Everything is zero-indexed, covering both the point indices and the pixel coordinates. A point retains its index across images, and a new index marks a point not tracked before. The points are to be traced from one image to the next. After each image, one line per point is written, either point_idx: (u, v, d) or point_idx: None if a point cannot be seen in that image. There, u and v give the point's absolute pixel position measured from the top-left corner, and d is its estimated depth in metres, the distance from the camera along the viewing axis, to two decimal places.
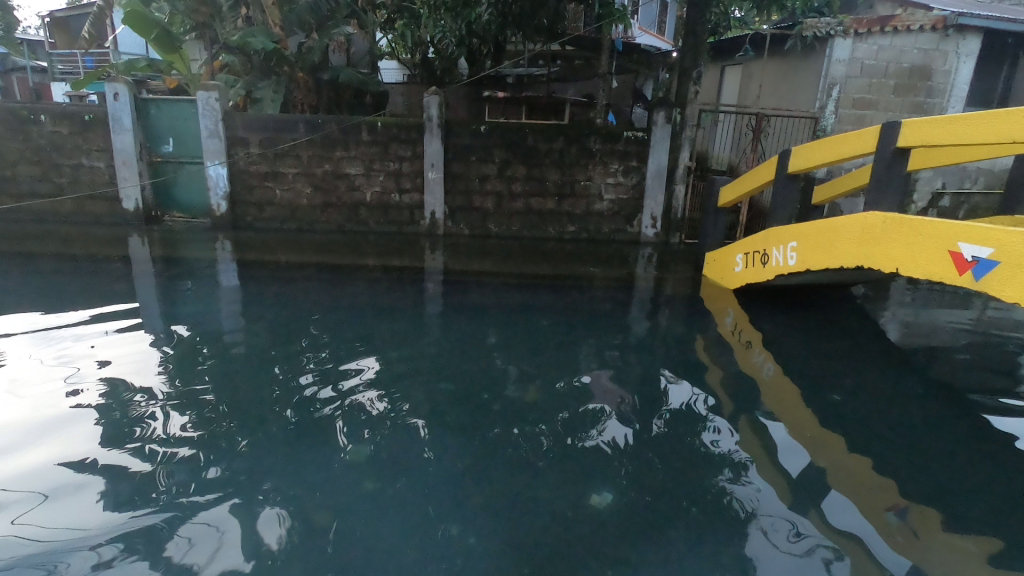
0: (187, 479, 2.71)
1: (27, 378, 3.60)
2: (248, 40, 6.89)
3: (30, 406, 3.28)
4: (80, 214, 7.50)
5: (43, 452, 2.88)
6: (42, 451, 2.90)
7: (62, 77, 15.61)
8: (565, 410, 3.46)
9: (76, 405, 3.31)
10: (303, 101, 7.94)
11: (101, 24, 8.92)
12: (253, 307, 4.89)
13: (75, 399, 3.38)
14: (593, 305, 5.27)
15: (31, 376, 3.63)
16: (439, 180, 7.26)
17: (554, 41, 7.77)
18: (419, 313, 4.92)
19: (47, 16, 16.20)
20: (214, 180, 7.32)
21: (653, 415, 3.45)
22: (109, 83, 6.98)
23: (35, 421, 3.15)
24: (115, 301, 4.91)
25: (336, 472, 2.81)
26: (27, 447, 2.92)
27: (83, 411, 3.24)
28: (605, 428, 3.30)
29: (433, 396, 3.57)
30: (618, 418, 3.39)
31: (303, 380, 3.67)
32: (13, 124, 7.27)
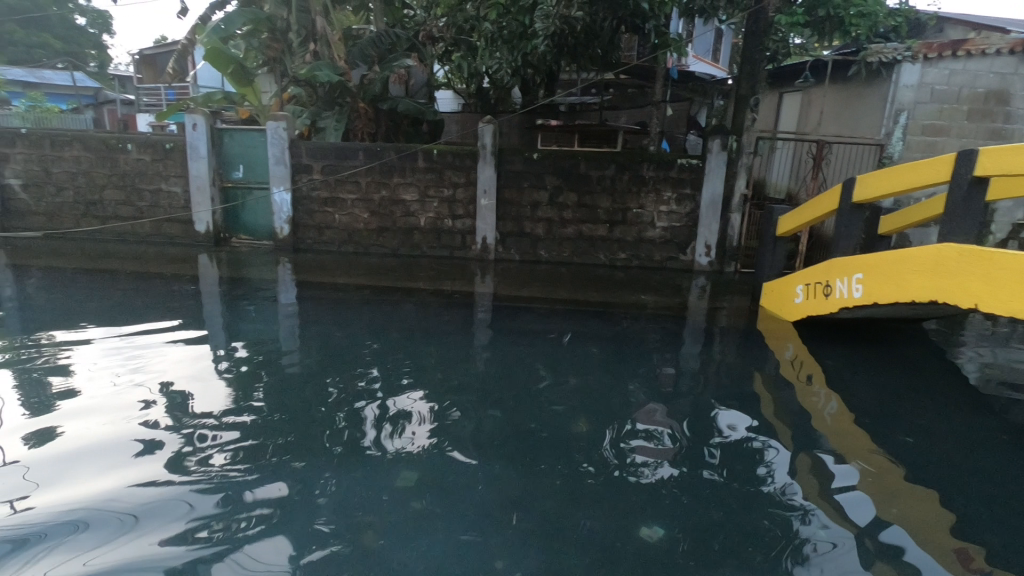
0: (235, 487, 2.83)
1: (95, 393, 3.76)
2: (315, 73, 7.29)
3: (94, 421, 3.42)
4: (158, 235, 8.02)
5: (107, 457, 3.05)
6: (100, 464, 2.99)
7: (147, 109, 16.94)
8: (613, 441, 3.38)
9: (138, 420, 3.43)
10: (363, 130, 8.08)
11: (184, 60, 9.58)
12: (310, 328, 5.06)
13: (136, 415, 3.49)
14: (644, 334, 5.18)
15: (98, 391, 3.80)
16: (491, 207, 7.37)
17: (608, 71, 7.84)
18: (469, 338, 4.96)
19: (134, 54, 17.58)
20: (278, 205, 7.70)
21: (705, 450, 3.31)
22: (188, 115, 7.49)
23: (99, 435, 3.27)
24: (184, 319, 5.18)
25: (385, 495, 2.82)
26: (98, 448, 3.14)
27: (146, 422, 3.40)
28: (656, 462, 3.17)
29: (481, 421, 3.56)
30: (668, 451, 3.27)
31: (355, 400, 3.76)
32: (102, 152, 7.86)
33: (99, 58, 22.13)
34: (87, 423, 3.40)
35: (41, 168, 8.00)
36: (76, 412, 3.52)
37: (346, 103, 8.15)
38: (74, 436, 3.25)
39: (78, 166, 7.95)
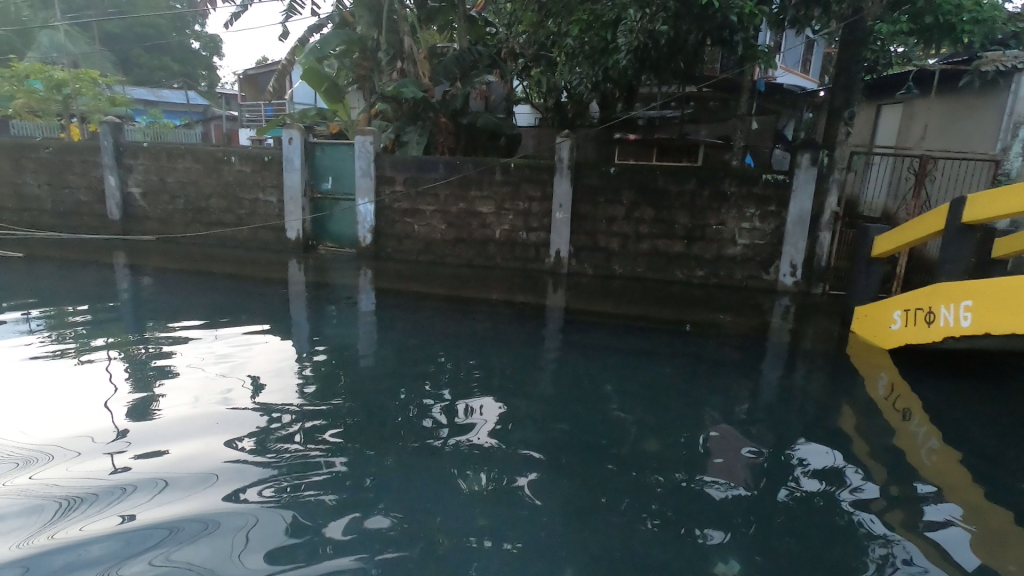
0: (310, 484, 2.96)
1: (193, 386, 4.06)
2: (401, 90, 7.63)
3: (190, 411, 3.68)
4: (254, 241, 8.64)
5: (198, 446, 3.28)
6: (192, 452, 3.21)
7: (248, 124, 18.32)
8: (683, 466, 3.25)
9: (228, 415, 3.65)
10: (444, 144, 8.41)
11: (284, 79, 10.31)
12: (387, 333, 5.25)
13: (227, 410, 3.71)
14: (721, 355, 4.98)
15: (198, 383, 4.11)
16: (566, 220, 7.38)
17: (691, 84, 7.71)
18: (539, 351, 4.97)
19: (240, 74, 19.12)
20: (363, 215, 8.09)
21: (784, 483, 3.10)
22: (286, 130, 8.03)
23: (196, 425, 3.51)
24: (276, 320, 5.53)
25: (453, 501, 2.86)
26: (192, 437, 3.38)
27: (232, 418, 3.59)
28: (733, 495, 2.99)
29: (549, 435, 3.55)
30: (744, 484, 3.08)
31: (427, 407, 3.86)
32: (210, 163, 8.57)
33: (209, 78, 24.22)
34: (182, 413, 3.65)
35: (158, 178, 8.83)
36: (175, 402, 3.81)
37: (428, 118, 8.38)
38: (173, 424, 3.52)
39: (188, 177, 8.70)
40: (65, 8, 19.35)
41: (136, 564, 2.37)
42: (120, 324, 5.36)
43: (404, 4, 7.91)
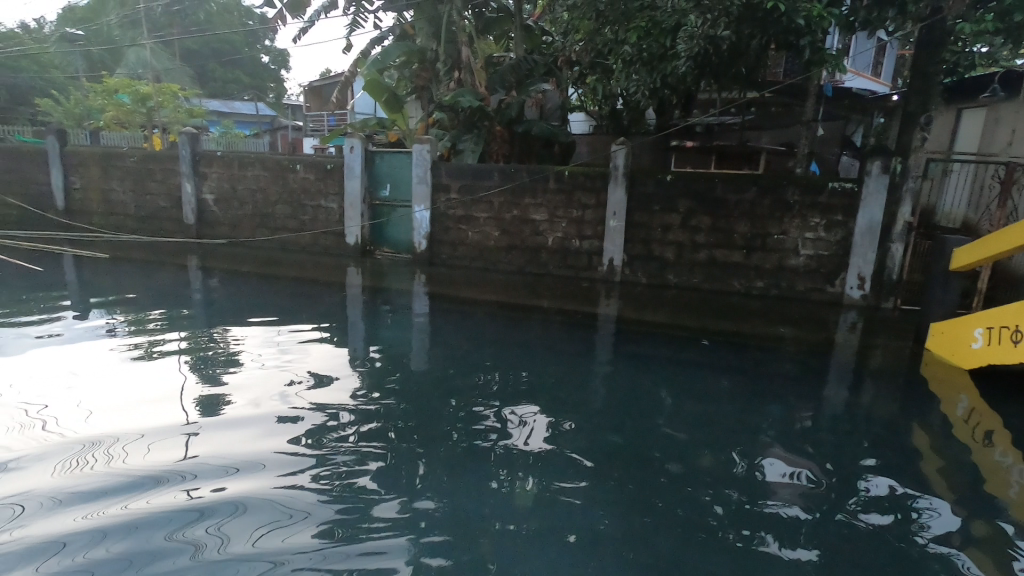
0: (361, 483, 3.05)
1: (256, 383, 4.25)
2: (458, 100, 7.79)
3: (252, 407, 3.87)
4: (316, 246, 9.00)
5: (259, 439, 3.46)
6: (253, 444, 3.39)
7: (312, 133, 19.11)
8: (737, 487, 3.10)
9: (286, 413, 3.80)
10: (498, 152, 8.48)
11: (347, 90, 10.71)
12: (440, 338, 5.34)
13: (286, 409, 3.86)
14: (781, 370, 4.78)
15: (258, 380, 4.30)
16: (620, 228, 7.30)
17: (753, 89, 7.50)
18: (591, 360, 4.93)
19: (306, 86, 20.01)
20: (419, 222, 8.28)
21: (844, 504, 2.96)
22: (348, 139, 8.32)
23: (257, 420, 3.68)
24: (334, 323, 5.72)
25: (498, 510, 2.86)
26: (254, 430, 3.56)
27: (291, 416, 3.75)
28: (791, 522, 2.80)
29: (599, 445, 3.51)
30: (801, 510, 2.89)
31: (476, 413, 3.88)
32: (277, 171, 8.98)
33: (278, 90, 25.44)
34: (245, 408, 3.84)
35: (229, 186, 9.33)
36: (240, 397, 4.00)
37: (483, 126, 8.53)
38: (237, 417, 3.72)
39: (257, 184, 9.16)
40: (151, 28, 20.85)
41: (191, 521, 2.68)
42: (191, 322, 5.67)
43: (462, 16, 8.08)
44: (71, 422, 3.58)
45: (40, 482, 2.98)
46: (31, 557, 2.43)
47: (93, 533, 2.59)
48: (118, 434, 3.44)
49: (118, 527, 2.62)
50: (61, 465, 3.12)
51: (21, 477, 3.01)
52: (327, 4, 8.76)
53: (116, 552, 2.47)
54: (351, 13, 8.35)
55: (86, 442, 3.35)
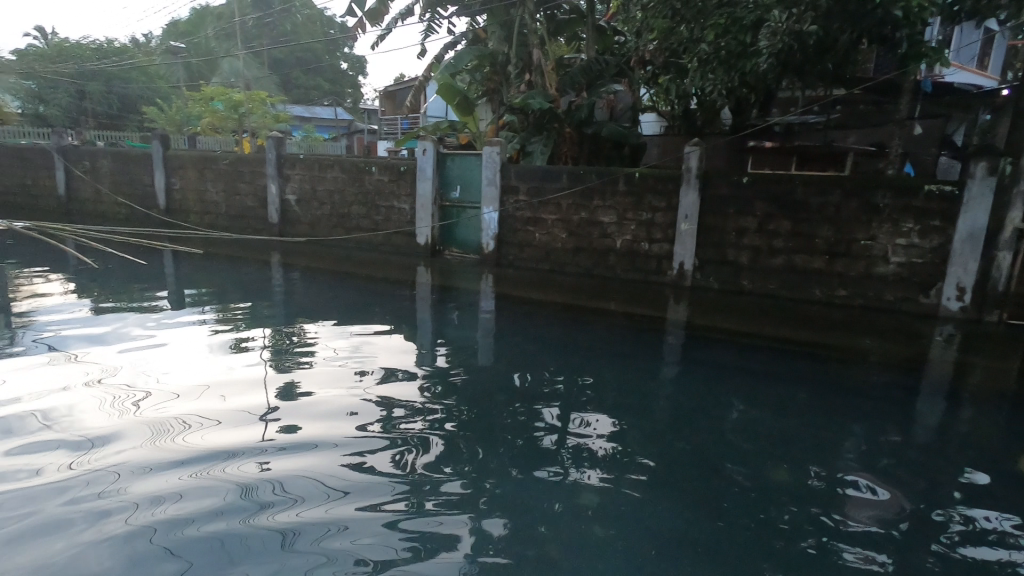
0: (428, 475, 3.14)
1: (332, 375, 4.45)
2: (529, 102, 7.85)
3: (328, 398, 4.05)
4: (389, 245, 9.31)
5: (332, 428, 3.62)
6: (327, 433, 3.57)
7: (386, 136, 19.77)
8: (810, 507, 2.94)
9: (359, 405, 3.96)
10: (566, 153, 8.51)
11: (420, 95, 11.03)
12: (506, 339, 5.40)
13: (359, 401, 4.02)
14: (867, 384, 4.48)
15: (333, 373, 4.50)
16: (692, 231, 7.09)
17: (840, 86, 7.09)
18: (659, 365, 4.83)
19: (381, 91, 20.75)
20: (487, 223, 8.39)
21: (934, 529, 2.77)
22: (421, 142, 8.56)
23: (332, 411, 3.86)
24: (405, 320, 5.90)
25: (561, 513, 2.86)
26: (329, 419, 3.74)
27: (362, 408, 3.89)
28: (875, 552, 2.61)
29: (666, 452, 3.44)
30: (884, 535, 2.72)
31: (539, 415, 3.88)
32: (354, 173, 9.37)
33: (355, 95, 26.51)
34: (321, 399, 4.02)
35: (310, 187, 9.83)
36: (317, 389, 4.20)
37: (553, 128, 8.53)
38: (314, 407, 3.92)
39: (335, 185, 9.59)
40: (243, 39, 22.31)
41: (271, 501, 2.86)
42: (273, 316, 6.01)
43: (534, 19, 8.14)
44: (168, 404, 3.90)
45: (132, 457, 3.25)
46: (134, 524, 2.67)
47: (186, 505, 2.81)
48: (207, 417, 3.71)
49: (202, 500, 2.85)
50: (152, 442, 3.40)
51: (117, 451, 3.31)
52: (404, 11, 9.06)
53: (206, 527, 2.67)
54: (426, 19, 8.59)
55: (180, 422, 3.63)
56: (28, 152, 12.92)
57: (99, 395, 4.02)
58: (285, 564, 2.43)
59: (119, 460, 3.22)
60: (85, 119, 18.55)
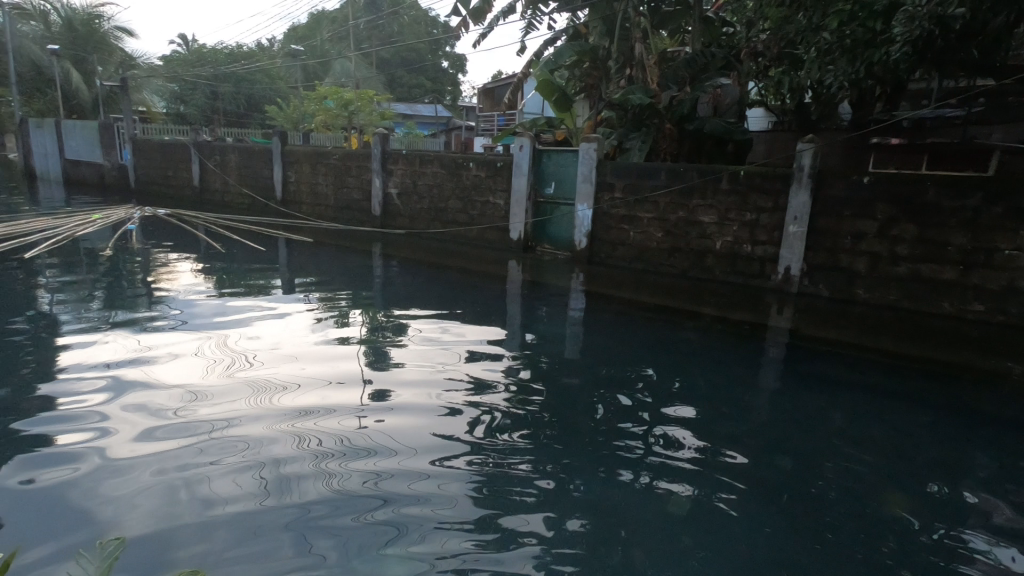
0: (511, 467, 3.18)
1: (425, 363, 4.62)
2: (629, 97, 7.69)
3: (422, 385, 4.21)
4: (482, 239, 9.51)
5: (423, 413, 3.77)
6: (416, 418, 3.70)
7: (483, 134, 20.16)
8: (928, 544, 2.66)
9: (450, 393, 4.07)
10: (666, 150, 8.24)
11: (518, 92, 11.14)
12: (596, 337, 5.33)
13: (450, 390, 4.13)
14: (1006, 413, 3.97)
15: (427, 361, 4.66)
16: (801, 234, 6.62)
17: (986, 76, 6.32)
18: (759, 374, 4.56)
19: (480, 89, 21.19)
20: (580, 220, 8.33)
21: None
22: (518, 138, 8.66)
23: (424, 397, 4.00)
24: (496, 314, 6.00)
25: (646, 518, 2.79)
26: (421, 405, 3.88)
27: (452, 397, 4.00)
28: None
29: (763, 466, 3.25)
30: None
31: (623, 418, 3.78)
32: (452, 169, 9.66)
33: (454, 93, 27.29)
34: (415, 386, 4.18)
35: (410, 181, 10.25)
36: (413, 375, 4.38)
37: (652, 124, 8.29)
38: (409, 392, 4.08)
39: (434, 180, 9.93)
40: (355, 41, 23.67)
41: (366, 476, 3.03)
42: (373, 303, 6.34)
43: (638, 13, 7.96)
44: (281, 379, 4.22)
45: (243, 427, 3.51)
46: (247, 485, 2.94)
47: (290, 472, 3.05)
48: (313, 394, 3.98)
49: (304, 470, 3.07)
50: (264, 412, 3.70)
51: (232, 419, 3.61)
52: (506, 9, 9.18)
53: (307, 493, 2.88)
54: (528, 16, 8.64)
55: (287, 396, 3.92)
56: (170, 146, 14.50)
57: (220, 365, 4.42)
58: (375, 543, 2.52)
59: (233, 428, 3.49)
60: (216, 117, 20.52)
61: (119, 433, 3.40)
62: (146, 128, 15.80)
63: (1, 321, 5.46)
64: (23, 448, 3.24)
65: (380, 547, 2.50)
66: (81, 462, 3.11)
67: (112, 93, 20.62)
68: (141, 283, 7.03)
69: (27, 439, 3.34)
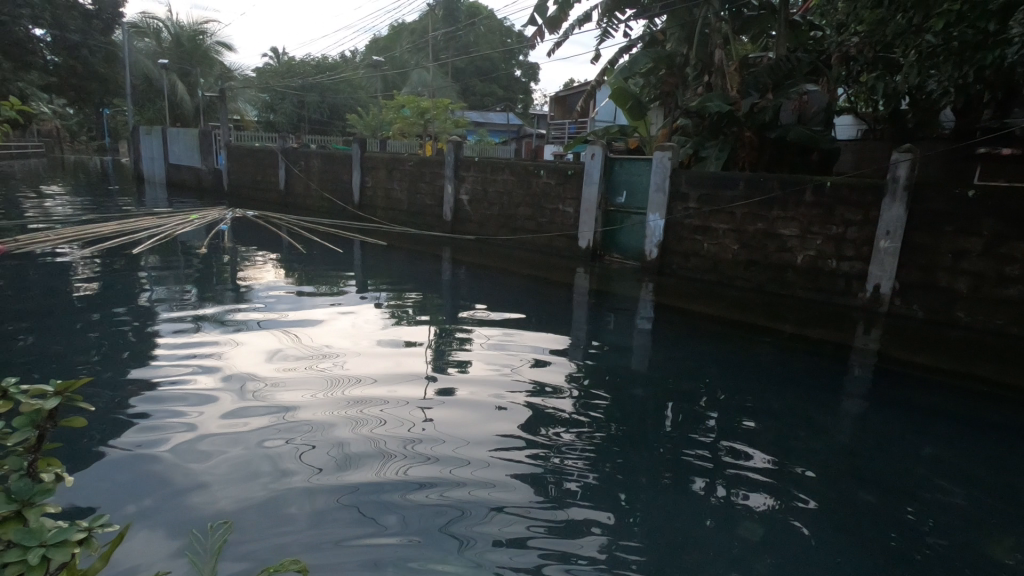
0: (570, 479, 3.15)
1: (491, 367, 4.65)
2: (706, 104, 7.47)
3: (486, 390, 4.22)
4: (551, 247, 9.50)
5: (487, 419, 3.78)
6: (480, 424, 3.71)
7: (554, 141, 20.21)
8: None
9: (514, 401, 4.05)
10: (744, 159, 7.87)
11: (591, 100, 11.09)
12: (666, 350, 5.19)
13: (513, 397, 4.11)
14: None
15: (491, 366, 4.68)
16: (893, 251, 6.18)
17: None
18: (842, 399, 4.28)
19: (552, 97, 21.26)
20: (652, 230, 8.15)
21: None
22: (590, 146, 8.64)
23: (489, 400, 4.02)
24: (563, 322, 5.97)
25: (709, 545, 2.69)
26: (484, 412, 3.89)
27: (515, 404, 3.99)
28: None
29: (838, 500, 3.06)
30: None
31: (689, 435, 3.64)
32: (523, 176, 9.73)
33: (525, 101, 27.61)
34: (479, 391, 4.20)
35: (481, 188, 10.42)
36: (479, 379, 4.41)
37: (731, 132, 8.00)
38: (473, 397, 4.11)
39: (505, 187, 10.04)
40: (432, 51, 24.41)
41: (427, 479, 3.06)
42: (443, 306, 6.47)
43: (719, 18, 7.74)
44: (353, 374, 4.37)
45: (317, 420, 3.64)
46: (319, 476, 3.07)
47: (359, 468, 3.15)
48: (384, 392, 4.09)
49: (368, 468, 3.16)
50: (336, 406, 3.84)
51: (307, 410, 3.78)
52: (582, 17, 9.17)
53: (375, 486, 2.99)
54: (603, 24, 8.60)
55: (358, 392, 4.05)
56: (260, 152, 15.48)
57: (298, 359, 4.64)
58: (438, 546, 2.56)
59: (306, 420, 3.65)
60: (302, 125, 21.72)
61: (205, 419, 3.62)
62: (239, 135, 16.97)
63: (111, 308, 5.99)
64: (121, 425, 3.50)
65: (441, 551, 2.54)
66: (175, 441, 3.36)
67: (211, 102, 22.29)
68: (230, 279, 7.52)
69: (125, 414, 3.63)
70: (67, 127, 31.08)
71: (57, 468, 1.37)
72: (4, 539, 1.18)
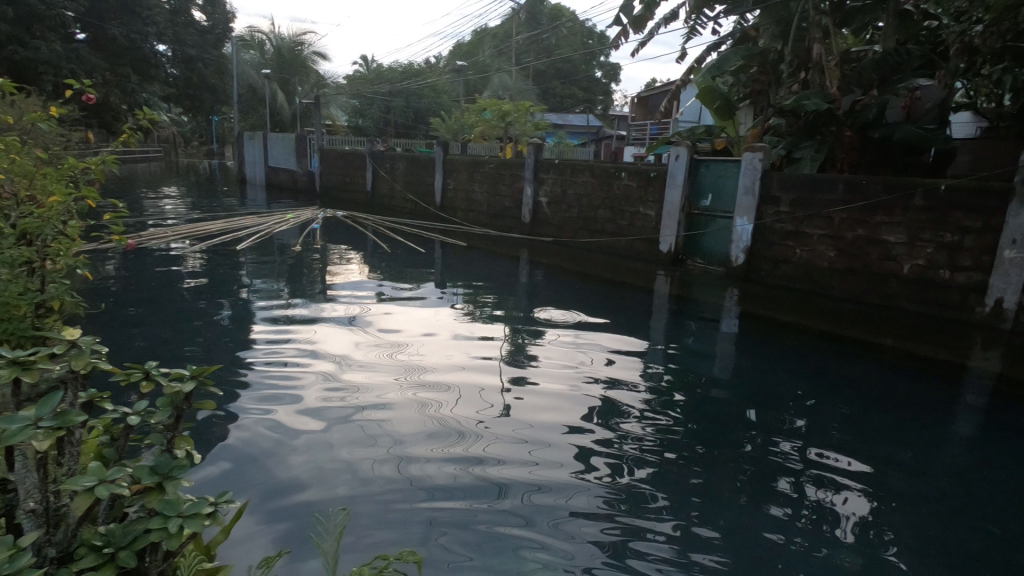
0: (643, 470, 3.10)
1: (569, 362, 4.62)
2: (803, 103, 7.08)
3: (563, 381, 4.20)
4: (630, 250, 9.33)
5: (563, 410, 3.76)
6: (557, 413, 3.70)
7: (634, 143, 19.97)
8: None
9: (588, 395, 4.00)
10: (843, 161, 7.36)
11: (673, 102, 10.75)
12: (754, 361, 4.97)
13: (588, 392, 4.06)
14: None
15: (568, 360, 4.66)
16: (1018, 261, 5.55)
17: None
18: (959, 424, 3.89)
19: (633, 99, 21.02)
20: (739, 234, 7.80)
21: None
22: (675, 147, 8.44)
23: (565, 394, 4.00)
24: (643, 326, 5.86)
25: (790, 552, 2.54)
26: (558, 402, 3.87)
27: (588, 398, 3.94)
28: None
29: (944, 527, 2.79)
30: None
31: (775, 446, 3.45)
32: (603, 178, 9.63)
33: (604, 102, 27.45)
34: (558, 382, 4.19)
35: (560, 190, 10.42)
36: (557, 372, 4.39)
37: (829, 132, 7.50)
38: (548, 388, 4.09)
39: (584, 189, 9.99)
40: (514, 56, 24.79)
41: (500, 460, 3.12)
42: (520, 307, 6.53)
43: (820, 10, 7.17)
44: (436, 362, 4.49)
45: (397, 407, 3.75)
46: (397, 449, 3.19)
47: (437, 445, 3.25)
48: (464, 378, 4.17)
49: (444, 445, 3.25)
50: (418, 389, 3.96)
51: (391, 391, 3.94)
52: (668, 16, 8.94)
53: (453, 463, 3.07)
54: (690, 22, 8.31)
55: (440, 378, 4.16)
56: (350, 156, 16.32)
57: (384, 349, 4.84)
58: (514, 524, 2.60)
59: (388, 401, 3.80)
60: (388, 130, 22.70)
61: (298, 396, 3.84)
62: (332, 139, 17.97)
63: (219, 297, 6.52)
64: (227, 399, 3.77)
65: (514, 527, 2.58)
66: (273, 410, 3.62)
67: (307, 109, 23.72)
68: (321, 275, 7.96)
69: (231, 387, 3.91)
70: (182, 135, 34.22)
71: (188, 447, 1.53)
72: (148, 508, 1.32)
